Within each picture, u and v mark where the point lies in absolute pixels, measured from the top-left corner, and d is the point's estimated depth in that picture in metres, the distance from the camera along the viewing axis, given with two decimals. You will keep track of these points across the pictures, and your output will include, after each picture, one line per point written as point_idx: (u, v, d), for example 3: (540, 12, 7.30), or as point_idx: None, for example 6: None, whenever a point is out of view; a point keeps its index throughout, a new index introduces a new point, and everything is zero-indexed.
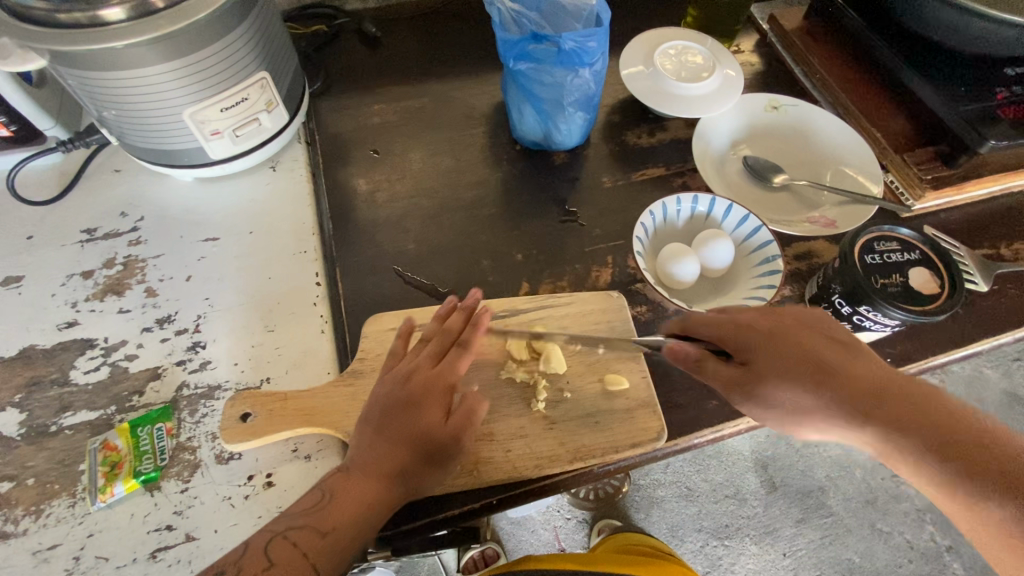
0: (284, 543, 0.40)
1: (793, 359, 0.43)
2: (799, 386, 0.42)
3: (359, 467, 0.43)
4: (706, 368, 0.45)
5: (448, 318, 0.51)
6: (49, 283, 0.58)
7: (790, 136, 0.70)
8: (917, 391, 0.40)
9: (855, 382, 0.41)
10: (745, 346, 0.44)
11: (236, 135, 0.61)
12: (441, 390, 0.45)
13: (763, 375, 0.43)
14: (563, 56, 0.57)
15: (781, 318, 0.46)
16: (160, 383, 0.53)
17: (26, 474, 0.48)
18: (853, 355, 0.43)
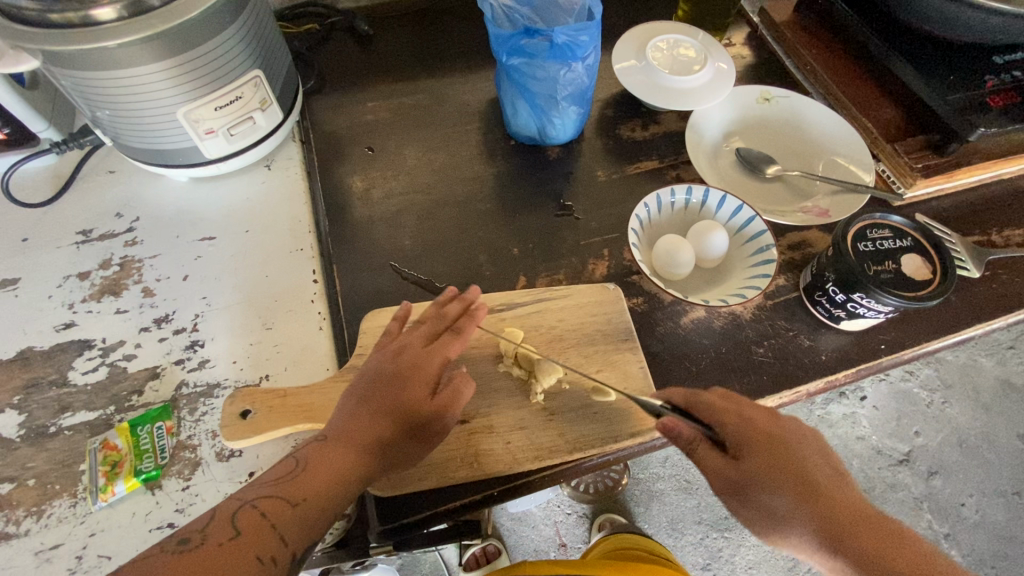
0: (251, 512, 0.38)
1: (789, 467, 0.41)
2: (789, 496, 0.40)
3: (340, 436, 0.42)
4: (697, 453, 0.43)
5: (445, 306, 0.52)
6: (45, 285, 0.58)
7: (782, 127, 0.71)
8: (895, 535, 0.39)
9: (839, 510, 0.40)
10: (741, 439, 0.43)
11: (231, 134, 0.61)
12: (433, 365, 0.46)
13: (759, 479, 0.41)
14: (556, 50, 0.58)
15: (781, 421, 0.45)
16: (159, 382, 0.53)
17: (26, 475, 0.48)
18: (842, 484, 0.42)
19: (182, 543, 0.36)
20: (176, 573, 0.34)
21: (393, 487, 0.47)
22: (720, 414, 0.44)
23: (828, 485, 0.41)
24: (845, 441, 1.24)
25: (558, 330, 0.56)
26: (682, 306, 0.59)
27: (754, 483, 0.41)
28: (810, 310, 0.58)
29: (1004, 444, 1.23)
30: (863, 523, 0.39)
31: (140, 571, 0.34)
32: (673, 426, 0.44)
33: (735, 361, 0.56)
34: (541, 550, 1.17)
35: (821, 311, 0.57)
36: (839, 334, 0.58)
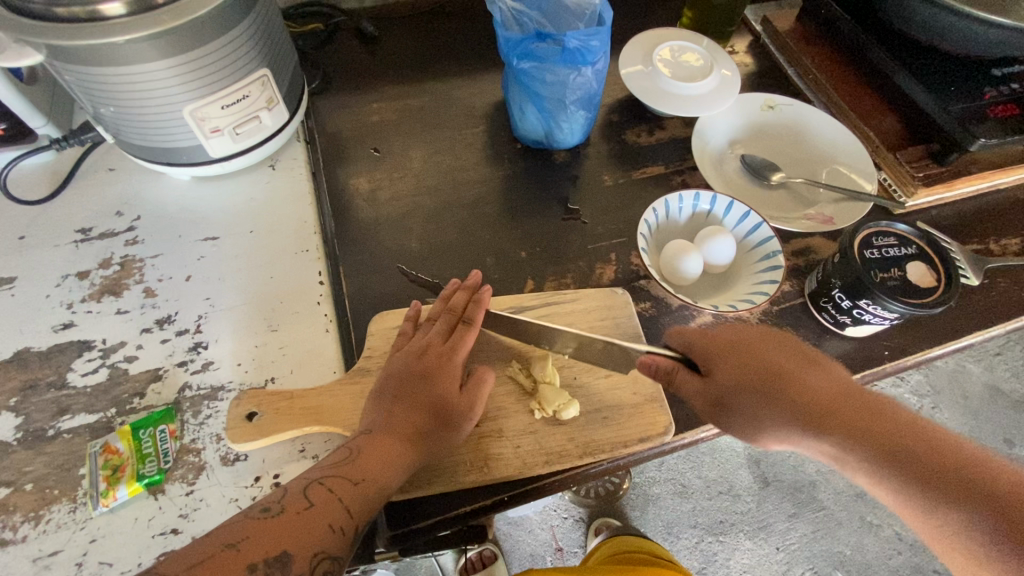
0: (319, 488, 0.40)
1: (757, 365, 0.45)
2: (766, 399, 0.43)
3: (384, 429, 0.44)
4: (676, 378, 0.47)
5: (453, 297, 0.53)
6: (43, 284, 0.57)
7: (786, 135, 0.71)
8: (861, 403, 0.41)
9: (809, 398, 0.42)
10: (712, 357, 0.46)
11: (236, 133, 0.60)
12: (455, 364, 0.49)
13: (742, 398, 0.44)
14: (567, 54, 0.58)
15: (751, 334, 0.47)
16: (161, 384, 0.52)
17: (23, 480, 0.47)
18: (811, 369, 0.44)
19: (265, 510, 0.39)
20: (266, 539, 0.37)
21: (403, 491, 0.47)
22: (691, 338, 0.48)
23: (801, 376, 0.43)
24: None
25: None
26: (689, 310, 0.59)
27: (738, 393, 0.44)
28: (816, 318, 0.59)
29: (992, 448, 1.25)
30: (839, 402, 0.42)
31: (230, 532, 0.37)
32: (649, 360, 0.47)
33: None
34: (538, 554, 1.17)
35: (826, 318, 0.58)
36: (844, 340, 0.58)
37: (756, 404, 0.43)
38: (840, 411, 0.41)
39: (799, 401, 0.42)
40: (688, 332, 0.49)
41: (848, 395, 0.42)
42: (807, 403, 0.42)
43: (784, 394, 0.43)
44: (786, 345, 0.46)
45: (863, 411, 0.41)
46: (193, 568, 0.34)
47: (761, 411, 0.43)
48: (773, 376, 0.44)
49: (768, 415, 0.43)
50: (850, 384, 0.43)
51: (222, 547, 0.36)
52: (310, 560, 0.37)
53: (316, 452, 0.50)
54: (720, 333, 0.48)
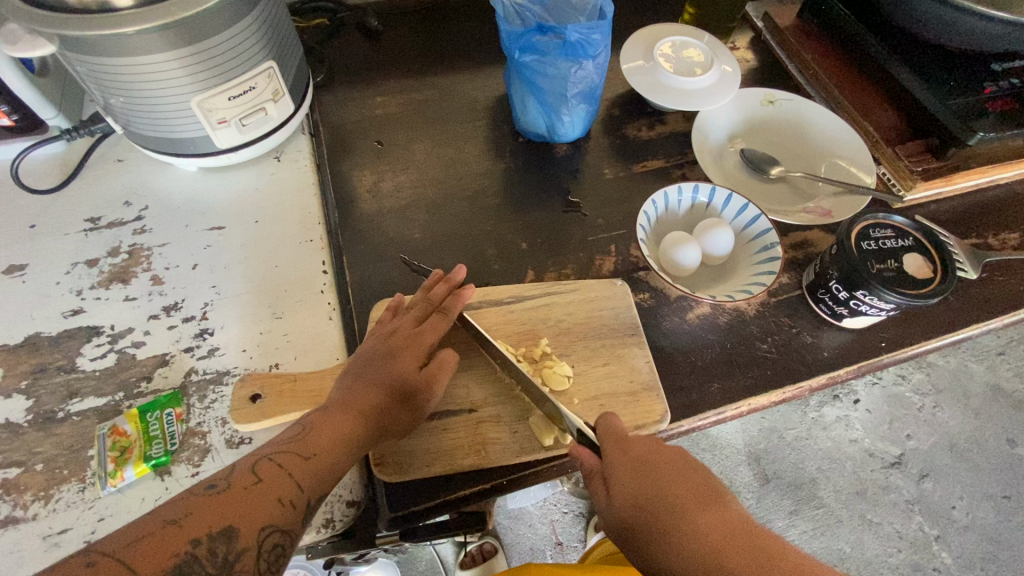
0: (268, 464, 0.40)
1: (659, 501, 0.43)
2: (654, 541, 0.42)
3: (340, 404, 0.44)
4: (588, 484, 0.46)
5: (432, 289, 0.55)
6: (53, 271, 0.58)
7: (785, 129, 0.72)
8: (761, 554, 0.40)
9: (705, 543, 0.40)
10: (614, 478, 0.45)
11: (242, 125, 0.61)
12: (422, 344, 0.49)
13: (639, 529, 0.42)
14: (568, 47, 0.59)
15: (665, 450, 0.46)
16: (169, 369, 0.53)
17: (33, 460, 0.48)
18: (713, 508, 0.43)
19: (210, 487, 0.38)
20: (215, 510, 0.36)
21: (399, 472, 0.48)
22: (604, 437, 0.47)
23: (700, 520, 0.42)
24: (840, 445, 1.25)
25: (565, 323, 0.56)
26: (688, 302, 0.60)
27: (627, 532, 0.43)
28: (813, 309, 0.60)
29: (993, 447, 1.25)
30: (732, 551, 0.40)
31: (172, 508, 0.36)
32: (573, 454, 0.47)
33: (740, 357, 0.57)
34: (538, 549, 1.17)
35: (823, 309, 0.58)
36: (841, 332, 0.59)
37: (656, 536, 0.42)
38: (731, 555, 0.40)
39: (692, 548, 0.40)
40: (611, 428, 0.47)
41: (739, 540, 0.41)
42: (695, 549, 0.40)
43: (679, 533, 0.41)
44: (692, 478, 0.44)
45: (755, 559, 0.39)
46: (132, 545, 0.34)
47: (665, 551, 0.41)
48: (669, 505, 0.42)
49: (664, 557, 0.41)
50: (751, 529, 0.42)
51: (163, 524, 0.35)
52: (257, 534, 0.37)
53: None
54: (630, 442, 0.46)
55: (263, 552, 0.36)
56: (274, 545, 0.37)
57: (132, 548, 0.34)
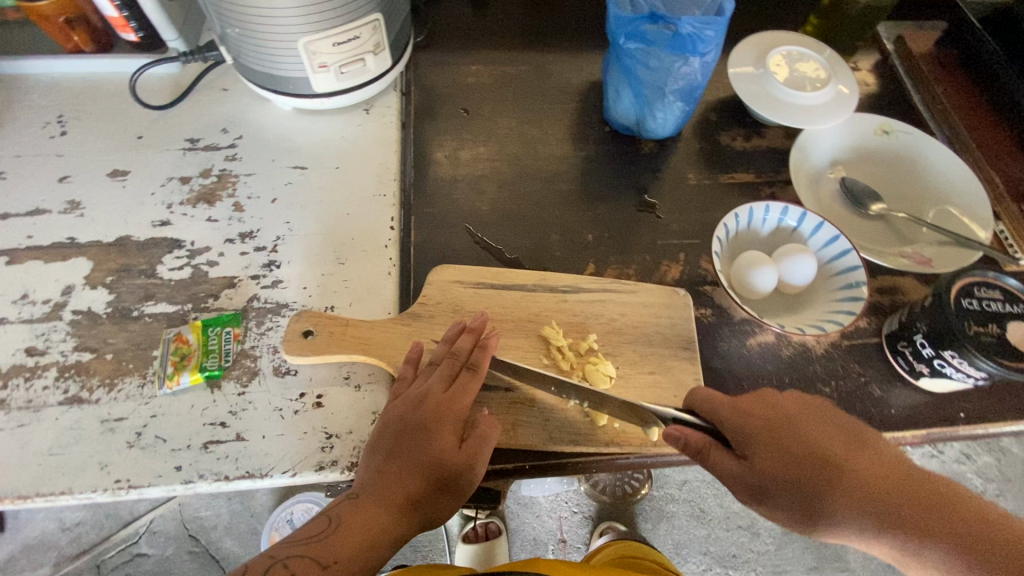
0: (282, 572, 0.39)
1: (805, 451, 0.41)
2: (816, 497, 0.40)
3: (370, 494, 0.43)
4: (707, 459, 0.43)
5: (459, 342, 0.50)
6: (151, 182, 0.62)
7: (897, 164, 0.66)
8: (929, 491, 0.39)
9: (871, 490, 0.39)
10: (753, 441, 0.42)
11: (341, 72, 0.63)
12: (454, 416, 0.45)
13: (793, 487, 0.40)
14: (677, 40, 0.56)
15: (785, 408, 0.44)
16: (234, 292, 0.56)
17: (105, 349, 0.52)
18: (863, 451, 0.41)
19: None
20: None
21: None
22: (717, 408, 0.44)
23: (854, 470, 0.40)
24: None
25: (618, 322, 0.54)
26: (751, 326, 0.57)
27: (778, 492, 0.40)
28: (890, 362, 0.55)
29: None
30: (888, 486, 0.40)
31: None
32: (674, 435, 0.43)
33: None
34: (542, 541, 1.20)
35: (901, 363, 0.54)
36: (916, 392, 0.54)
37: (818, 492, 0.40)
38: (901, 498, 0.39)
39: (854, 490, 0.40)
40: (715, 399, 0.45)
41: (903, 480, 0.40)
42: (864, 495, 0.39)
43: (839, 482, 0.40)
44: (827, 422, 0.43)
45: (927, 500, 0.39)
46: None
47: (834, 493, 0.40)
48: (820, 464, 0.41)
49: (828, 503, 0.39)
50: (905, 463, 0.41)
51: None
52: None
53: (359, 382, 0.52)
54: (752, 407, 0.44)
55: None
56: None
57: None
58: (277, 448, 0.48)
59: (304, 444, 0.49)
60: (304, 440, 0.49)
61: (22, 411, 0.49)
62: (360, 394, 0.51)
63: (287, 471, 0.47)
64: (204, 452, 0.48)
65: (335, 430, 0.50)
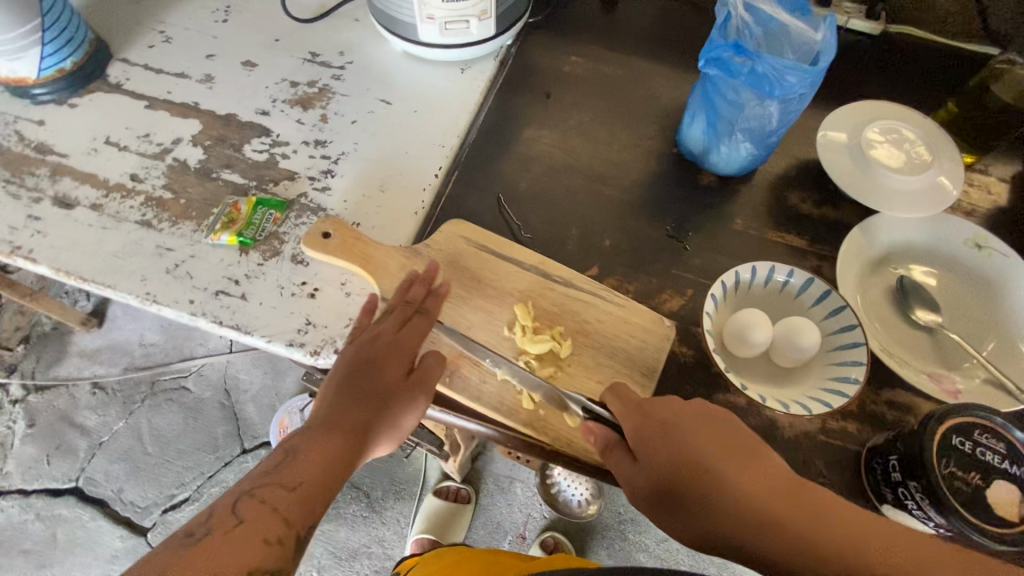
0: (250, 501, 0.41)
1: (683, 467, 0.43)
2: (693, 507, 0.42)
3: (326, 424, 0.46)
4: (610, 456, 0.47)
5: (406, 290, 0.54)
6: (269, 78, 0.73)
7: (976, 283, 0.58)
8: (804, 504, 0.40)
9: (746, 506, 0.41)
10: (644, 444, 0.45)
11: (444, 28, 0.69)
12: (404, 353, 0.50)
13: (676, 495, 0.43)
14: (755, 78, 0.54)
15: (680, 412, 0.46)
16: (290, 184, 0.65)
17: (182, 195, 0.64)
18: (743, 467, 0.43)
19: (187, 535, 0.40)
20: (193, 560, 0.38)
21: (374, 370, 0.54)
22: (623, 412, 0.47)
23: (730, 483, 0.42)
24: None
25: (592, 326, 0.55)
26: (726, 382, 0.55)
27: (664, 495, 0.43)
28: (858, 475, 0.50)
29: None
30: (772, 500, 0.41)
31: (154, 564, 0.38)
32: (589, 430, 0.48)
33: None
34: (505, 527, 1.27)
35: (869, 481, 0.49)
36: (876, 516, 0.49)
37: (695, 500, 0.42)
38: (771, 512, 0.40)
39: (728, 504, 0.41)
40: (624, 397, 0.48)
41: (782, 492, 0.41)
42: (739, 510, 0.41)
43: (710, 498, 0.42)
44: (720, 437, 0.45)
45: (798, 511, 0.40)
46: None
47: (708, 506, 0.42)
48: (699, 476, 0.43)
49: (702, 513, 0.42)
50: (783, 478, 0.42)
51: None
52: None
53: (350, 290, 0.58)
54: (653, 408, 0.47)
55: None
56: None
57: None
58: (266, 316, 0.56)
59: (287, 321, 0.56)
60: (288, 319, 0.56)
61: (110, 218, 0.62)
62: (347, 300, 0.58)
63: (265, 337, 0.55)
64: (215, 297, 0.57)
65: (315, 320, 0.57)
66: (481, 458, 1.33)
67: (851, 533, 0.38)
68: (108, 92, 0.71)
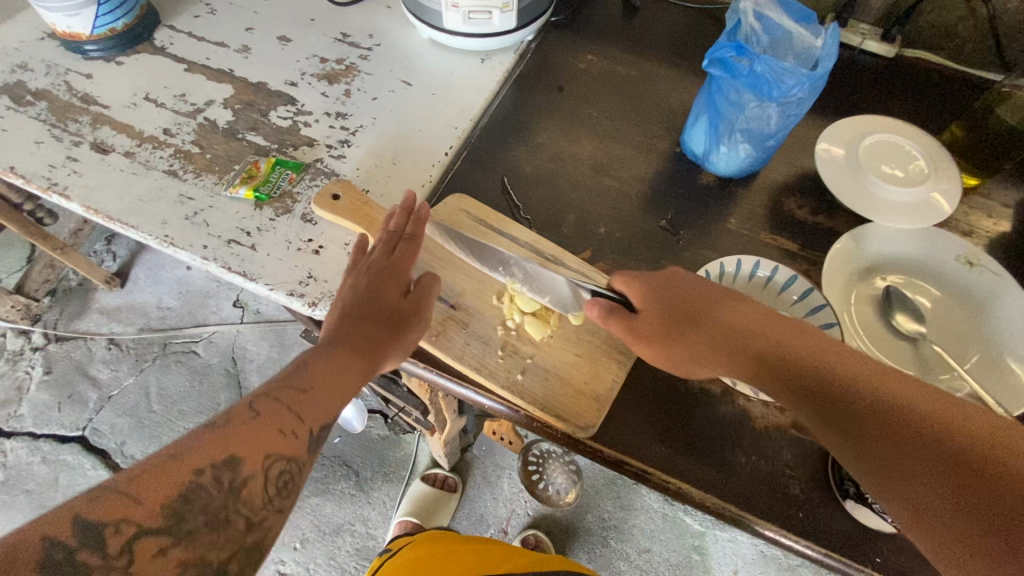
0: (267, 399, 0.46)
1: (684, 309, 0.50)
2: (695, 333, 0.49)
3: (331, 338, 0.51)
4: (610, 321, 0.51)
5: (392, 222, 0.58)
6: (301, 53, 0.78)
7: (964, 299, 0.58)
8: (802, 333, 0.46)
9: (747, 332, 0.48)
10: (651, 298, 0.51)
11: (468, 17, 0.72)
12: (398, 276, 0.54)
13: (679, 329, 0.50)
14: (754, 80, 0.56)
15: (678, 275, 0.53)
16: (309, 150, 0.69)
17: (208, 150, 0.68)
18: (738, 305, 0.50)
19: (210, 425, 0.44)
20: (213, 444, 0.42)
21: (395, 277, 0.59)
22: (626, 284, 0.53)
23: (726, 316, 0.49)
24: None
25: (577, 304, 0.58)
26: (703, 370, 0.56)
27: (671, 328, 0.50)
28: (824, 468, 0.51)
29: None
30: (768, 325, 0.48)
31: (178, 444, 0.43)
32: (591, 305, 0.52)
33: (709, 447, 0.52)
34: (487, 519, 1.28)
35: None
36: (839, 512, 0.49)
37: (698, 329, 0.49)
38: (767, 335, 0.47)
39: (727, 331, 0.48)
40: (628, 278, 0.53)
41: (780, 323, 0.47)
42: (732, 333, 0.48)
43: (711, 326, 0.49)
44: (719, 289, 0.51)
45: (795, 333, 0.46)
46: (135, 480, 0.39)
47: (710, 329, 0.49)
48: (700, 313, 0.50)
49: (704, 337, 0.49)
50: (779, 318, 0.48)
51: (165, 458, 0.41)
52: (262, 462, 0.43)
53: (352, 251, 0.61)
54: (655, 277, 0.53)
55: (272, 480, 0.43)
56: (281, 471, 0.44)
57: (152, 470, 0.40)
58: (272, 266, 0.60)
59: (291, 273, 0.59)
60: (291, 271, 0.59)
61: (140, 165, 0.66)
62: (348, 259, 0.61)
63: (268, 285, 0.58)
64: (226, 245, 0.61)
65: (316, 275, 0.60)
66: (470, 450, 1.34)
67: (847, 358, 0.43)
68: (152, 54, 0.76)
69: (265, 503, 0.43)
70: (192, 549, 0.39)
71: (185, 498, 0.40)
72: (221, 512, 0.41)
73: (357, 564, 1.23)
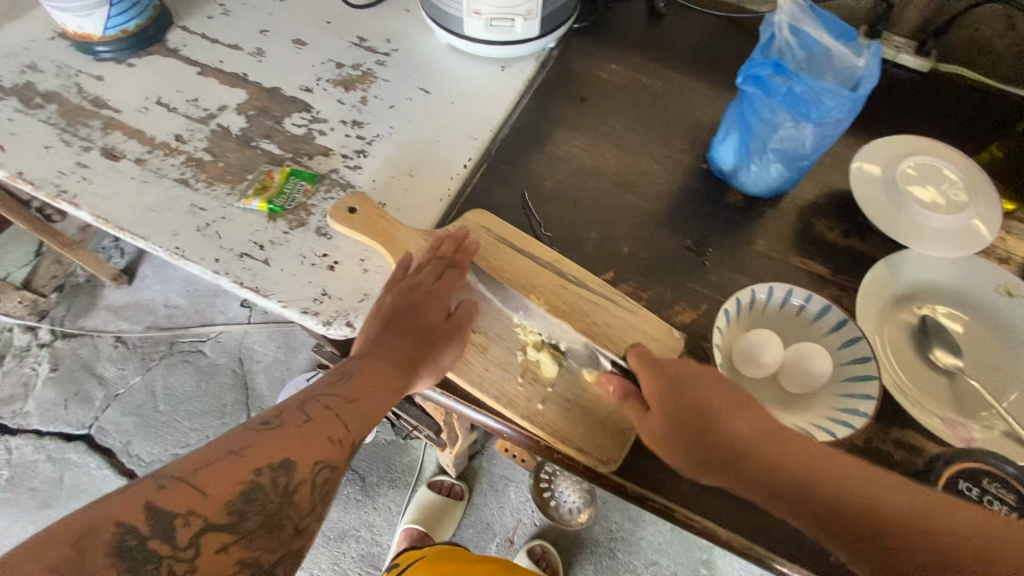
0: (316, 405, 0.49)
1: (691, 408, 0.47)
2: (702, 445, 0.45)
3: (373, 356, 0.52)
4: (626, 402, 0.50)
5: (440, 246, 0.58)
6: (316, 57, 0.76)
7: (1003, 332, 0.56)
8: (791, 450, 0.43)
9: (736, 446, 0.45)
10: (656, 396, 0.48)
11: (489, 24, 0.70)
12: (442, 299, 0.55)
13: (688, 429, 0.46)
14: (791, 99, 0.54)
15: (683, 366, 0.49)
16: (324, 160, 0.67)
17: (221, 158, 0.66)
18: (741, 411, 0.46)
19: (263, 423, 0.47)
20: (269, 447, 0.45)
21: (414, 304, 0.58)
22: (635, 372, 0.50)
23: (725, 427, 0.45)
24: None
25: (600, 329, 0.56)
26: None
27: (679, 429, 0.46)
28: None
29: None
30: (767, 443, 0.44)
31: (234, 441, 0.45)
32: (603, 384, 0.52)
33: None
34: (494, 528, 1.27)
35: None
36: None
37: (705, 437, 0.46)
38: (768, 449, 0.43)
39: (726, 447, 0.45)
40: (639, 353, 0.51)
41: (769, 437, 0.44)
42: (731, 450, 0.45)
43: (714, 439, 0.45)
44: (723, 384, 0.47)
45: (793, 451, 0.43)
46: (201, 470, 0.43)
47: (711, 442, 0.45)
48: (704, 411, 0.46)
49: (715, 443, 0.45)
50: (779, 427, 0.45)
51: (224, 454, 0.44)
52: (311, 467, 0.45)
53: (368, 267, 0.60)
54: (662, 363, 0.50)
55: (317, 483, 0.46)
56: (325, 479, 0.46)
57: (202, 473, 0.42)
58: (285, 282, 0.58)
59: (305, 289, 0.58)
60: (306, 287, 0.58)
61: (151, 173, 0.65)
62: (364, 276, 0.59)
63: (281, 302, 0.57)
64: (238, 259, 0.59)
65: (331, 292, 0.58)
66: (477, 457, 1.33)
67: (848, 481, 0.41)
68: (164, 56, 0.75)
69: (308, 511, 0.45)
70: (248, 549, 0.42)
71: (246, 498, 0.43)
72: (276, 514, 0.44)
73: (361, 570, 1.22)
